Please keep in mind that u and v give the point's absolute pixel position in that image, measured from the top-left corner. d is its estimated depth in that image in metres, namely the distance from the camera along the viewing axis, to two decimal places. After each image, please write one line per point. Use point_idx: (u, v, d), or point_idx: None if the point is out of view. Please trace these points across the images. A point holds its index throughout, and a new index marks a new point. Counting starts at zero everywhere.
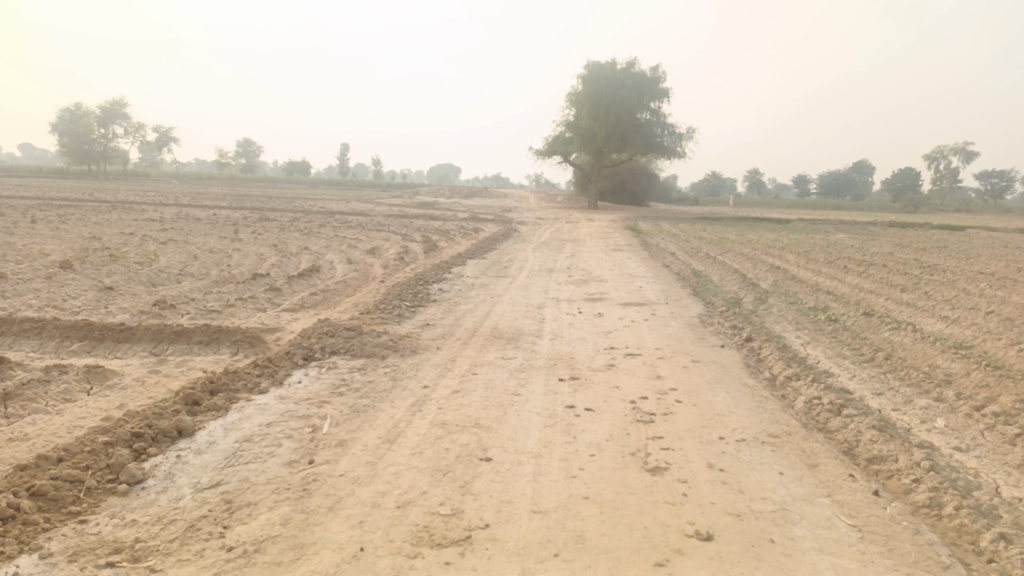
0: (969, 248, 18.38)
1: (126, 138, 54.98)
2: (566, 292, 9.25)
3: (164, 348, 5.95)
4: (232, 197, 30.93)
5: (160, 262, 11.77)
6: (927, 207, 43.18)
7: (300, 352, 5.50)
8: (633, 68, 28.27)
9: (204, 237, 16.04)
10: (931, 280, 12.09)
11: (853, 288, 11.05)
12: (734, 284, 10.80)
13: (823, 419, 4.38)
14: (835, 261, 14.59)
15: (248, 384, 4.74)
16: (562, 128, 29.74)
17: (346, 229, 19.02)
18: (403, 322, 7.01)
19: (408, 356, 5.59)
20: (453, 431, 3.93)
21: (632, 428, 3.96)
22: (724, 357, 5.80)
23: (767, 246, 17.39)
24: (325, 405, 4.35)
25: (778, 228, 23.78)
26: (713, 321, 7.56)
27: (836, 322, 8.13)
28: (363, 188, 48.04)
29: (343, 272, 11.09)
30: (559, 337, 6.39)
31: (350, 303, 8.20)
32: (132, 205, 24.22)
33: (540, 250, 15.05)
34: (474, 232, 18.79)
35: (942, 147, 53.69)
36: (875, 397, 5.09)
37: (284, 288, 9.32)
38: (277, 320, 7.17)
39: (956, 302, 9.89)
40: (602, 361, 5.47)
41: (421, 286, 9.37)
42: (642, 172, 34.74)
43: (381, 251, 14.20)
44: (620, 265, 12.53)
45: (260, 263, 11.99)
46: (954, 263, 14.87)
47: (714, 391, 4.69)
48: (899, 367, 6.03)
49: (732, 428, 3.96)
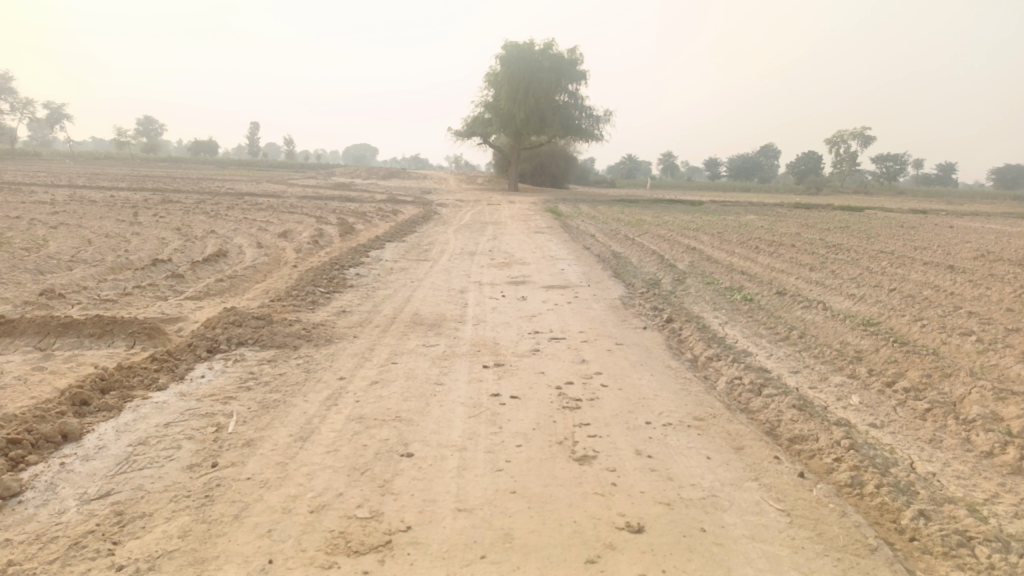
0: (870, 228, 19.26)
1: (12, 114, 51.01)
2: (487, 275, 9.10)
3: (51, 342, 5.45)
4: (132, 177, 29.15)
5: (49, 248, 10.90)
6: (829, 189, 45.19)
7: (204, 344, 5.13)
8: (551, 50, 28.21)
9: (100, 220, 15.02)
10: (836, 260, 12.57)
11: (765, 267, 11.35)
12: (653, 265, 10.91)
13: (745, 399, 4.40)
14: (747, 242, 14.99)
15: (145, 380, 4.37)
16: (481, 109, 29.42)
17: (257, 211, 18.23)
18: (317, 309, 6.69)
19: (323, 346, 5.31)
20: (371, 425, 3.72)
21: (558, 416, 3.85)
22: (647, 339, 5.78)
23: (683, 228, 17.71)
24: (231, 402, 4.05)
25: (692, 209, 24.31)
26: (634, 303, 7.57)
27: (751, 301, 8.29)
28: (276, 169, 46.26)
29: (253, 257, 10.55)
30: (481, 321, 6.23)
31: (261, 290, 7.79)
32: (20, 186, 22.47)
33: (460, 232, 14.83)
34: (393, 214, 18.37)
35: (842, 131, 56.23)
36: (793, 375, 5.16)
37: (188, 275, 8.78)
38: (179, 310, 6.72)
39: (860, 280, 10.28)
40: (526, 346, 5.35)
41: (337, 271, 9.01)
42: (561, 154, 34.86)
43: (294, 234, 13.65)
44: (541, 247, 12.47)
45: (163, 248, 11.29)
46: (857, 242, 15.55)
47: (638, 374, 4.64)
48: (813, 345, 6.17)
49: (658, 412, 3.90)
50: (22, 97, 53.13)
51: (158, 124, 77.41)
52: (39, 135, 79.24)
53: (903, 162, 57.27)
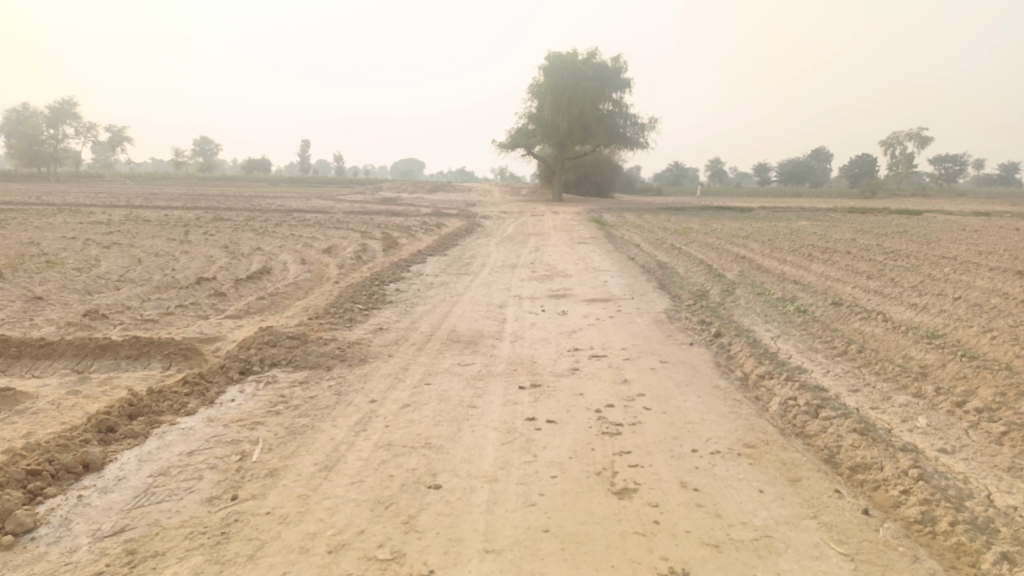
0: (929, 232, 18.47)
1: (76, 138, 52.99)
2: (528, 289, 8.89)
3: (88, 365, 5.44)
4: (185, 196, 29.87)
5: (100, 268, 11.11)
6: (885, 192, 43.83)
7: (237, 366, 5.04)
8: (593, 59, 27.99)
9: (151, 239, 15.32)
10: (895, 266, 12.00)
11: (819, 276, 10.88)
12: (700, 275, 10.56)
13: (800, 423, 4.08)
14: (799, 249, 14.46)
15: (174, 405, 4.29)
16: (524, 120, 29.32)
17: (303, 227, 18.41)
18: (354, 327, 6.57)
19: (356, 366, 5.17)
20: (400, 453, 3.54)
21: (596, 442, 3.61)
22: (694, 356, 5.48)
23: (732, 235, 17.22)
24: (258, 427, 3.92)
25: (740, 216, 23.75)
26: (681, 316, 7.26)
27: (804, 313, 7.90)
28: (324, 185, 46.88)
29: (296, 274, 10.57)
30: (519, 338, 6.01)
31: (300, 308, 7.73)
32: (80, 207, 23.18)
33: (503, 244, 14.70)
34: (436, 227, 18.35)
35: (897, 133, 54.49)
36: (852, 395, 4.81)
37: (230, 293, 8.80)
38: (217, 329, 6.68)
39: (921, 289, 9.75)
40: (565, 365, 5.12)
41: (376, 287, 8.92)
42: (606, 163, 34.53)
43: (338, 250, 13.68)
44: (585, 259, 12.23)
45: (208, 266, 11.40)
46: (916, 248, 14.88)
47: (684, 395, 4.36)
48: (873, 360, 5.78)
49: (705, 438, 3.63)
50: (85, 121, 55.23)
51: (213, 144, 79.51)
52: (101, 156, 82.01)
53: (962, 162, 55.21)
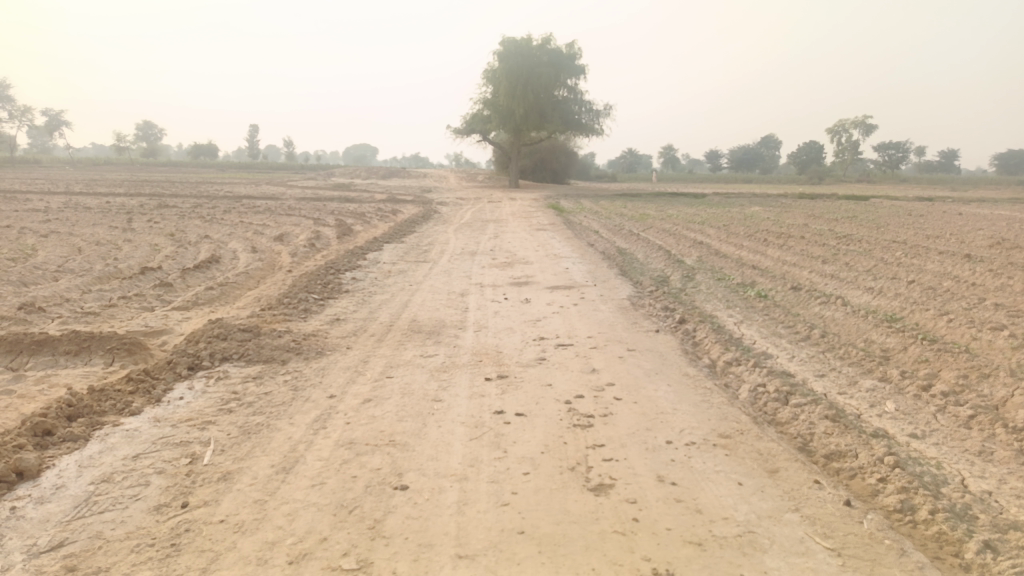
0: (877, 217, 18.88)
1: (11, 122, 50.65)
2: (489, 276, 8.72)
3: (23, 362, 5.09)
4: (129, 182, 28.85)
5: (37, 258, 10.55)
6: (831, 178, 44.81)
7: (185, 361, 4.76)
8: (548, 44, 27.80)
9: (92, 227, 14.65)
10: (848, 251, 12.18)
11: (776, 261, 10.96)
12: (660, 261, 10.53)
13: (772, 411, 4.03)
14: (755, 234, 14.60)
15: (117, 404, 4.01)
16: (479, 106, 29.02)
17: (253, 214, 17.86)
18: (310, 318, 6.31)
19: (313, 359, 4.94)
20: (363, 452, 3.36)
21: (568, 435, 3.49)
22: (661, 343, 5.40)
23: (689, 221, 17.31)
24: (209, 427, 3.69)
25: (695, 202, 23.93)
26: (644, 303, 7.18)
27: (765, 298, 7.91)
28: (275, 171, 45.78)
29: (247, 262, 10.20)
30: (482, 328, 5.85)
31: (252, 298, 7.42)
32: (15, 194, 22.13)
33: (461, 231, 14.48)
34: (392, 214, 18.01)
35: (843, 120, 55.73)
36: (820, 380, 4.79)
37: (177, 283, 8.43)
38: (164, 322, 6.35)
39: (876, 273, 9.89)
40: (531, 354, 4.97)
41: (332, 276, 8.64)
42: (561, 149, 34.45)
43: (290, 237, 13.28)
44: (544, 245, 12.11)
45: (154, 255, 10.93)
46: (866, 232, 15.18)
47: (654, 384, 4.26)
48: (836, 345, 5.79)
49: (679, 429, 3.53)
50: (20, 105, 52.79)
51: (157, 128, 76.89)
52: (38, 142, 78.58)
53: (904, 149, 56.78)
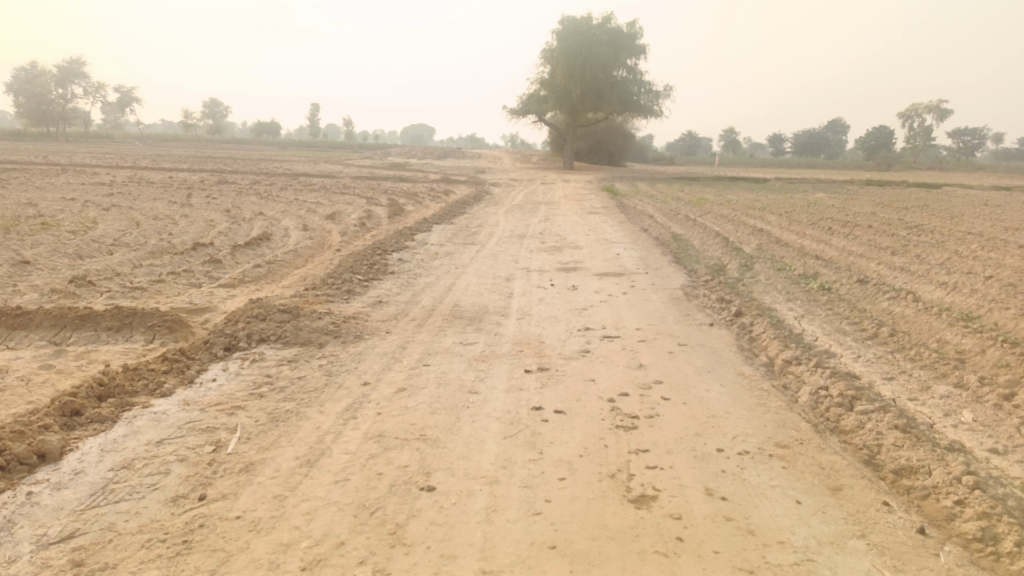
0: (951, 207, 17.90)
1: (85, 98, 52.38)
2: (537, 261, 8.48)
3: (66, 336, 5.10)
4: (193, 159, 29.47)
5: (96, 231, 10.75)
6: (900, 165, 42.92)
7: (222, 341, 4.67)
8: (608, 22, 27.14)
9: (153, 202, 14.94)
10: (920, 242, 11.50)
11: (841, 251, 10.41)
12: (717, 249, 10.10)
13: (834, 418, 3.70)
14: (819, 222, 13.95)
15: (149, 385, 3.94)
16: (536, 86, 28.61)
17: (308, 192, 17.97)
18: (351, 300, 6.19)
19: (351, 344, 4.80)
20: (391, 447, 3.18)
21: (610, 438, 3.25)
22: (715, 338, 5.08)
23: (748, 207, 16.70)
24: (238, 413, 3.58)
25: (755, 187, 23.16)
26: (699, 293, 6.84)
27: (829, 291, 7.46)
28: (333, 150, 46.33)
29: (296, 240, 10.20)
30: (526, 315, 5.62)
31: (298, 277, 7.36)
32: (85, 167, 22.83)
33: (512, 213, 14.26)
34: (444, 194, 17.91)
35: (916, 104, 53.26)
36: (887, 384, 4.41)
37: (225, 259, 8.43)
38: (208, 299, 6.31)
39: (950, 266, 9.28)
40: (575, 346, 4.73)
41: (379, 256, 8.53)
42: (618, 131, 33.80)
43: (342, 216, 13.27)
44: (596, 230, 11.78)
45: (207, 231, 11.02)
46: (939, 223, 14.38)
47: (705, 384, 3.98)
48: (907, 345, 5.36)
49: (731, 435, 3.25)
50: (94, 82, 54.55)
51: (222, 106, 78.55)
52: (111, 119, 81.28)
53: (981, 135, 54.11)
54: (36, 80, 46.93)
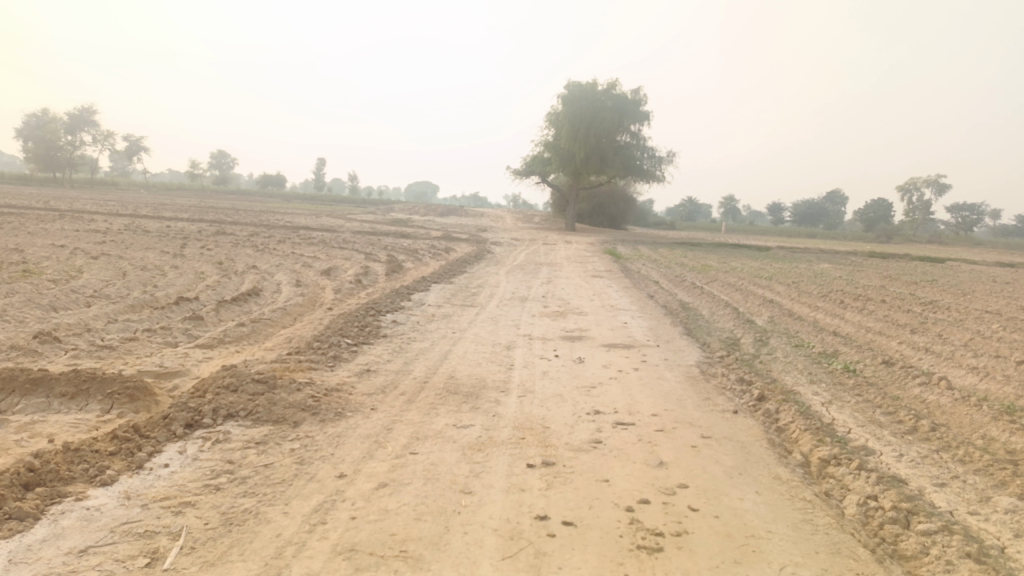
0: (960, 282, 17.50)
1: (92, 145, 52.65)
2: (539, 327, 7.96)
3: (14, 403, 4.53)
4: (194, 208, 29.24)
5: (78, 280, 10.26)
6: (900, 237, 42.93)
7: (183, 417, 4.11)
8: (613, 88, 27.27)
9: (145, 251, 14.53)
10: (937, 320, 11.03)
11: (857, 327, 9.89)
12: (728, 320, 9.61)
13: (891, 539, 3.15)
14: (830, 295, 13.50)
15: (90, 471, 3.37)
16: (540, 148, 28.64)
17: (306, 245, 17.61)
18: (337, 368, 5.65)
19: (330, 423, 4.24)
20: (364, 568, 2.61)
21: (630, 564, 2.69)
22: (740, 430, 4.51)
23: (754, 276, 16.33)
24: (186, 511, 3.01)
25: (759, 255, 22.86)
26: (716, 372, 6.30)
27: (853, 373, 6.93)
28: (336, 204, 46.26)
29: (287, 297, 9.72)
30: (529, 393, 5.07)
31: (282, 339, 6.83)
32: (83, 213, 22.55)
33: (514, 274, 13.84)
34: (445, 252, 17.53)
35: (915, 179, 53.66)
36: (941, 493, 3.83)
37: (209, 316, 7.92)
38: (181, 362, 5.77)
39: (976, 348, 8.74)
40: (584, 434, 4.17)
41: (372, 318, 8.02)
42: (621, 194, 33.72)
43: (338, 272, 12.82)
44: (601, 295, 11.32)
45: (195, 284, 10.55)
46: (953, 299, 13.95)
47: (738, 491, 3.43)
48: (953, 442, 4.80)
49: (778, 566, 2.71)
50: (104, 130, 55.03)
51: (230, 158, 79.15)
52: (118, 166, 81.73)
53: (980, 211, 54.44)
54: (46, 126, 47.33)
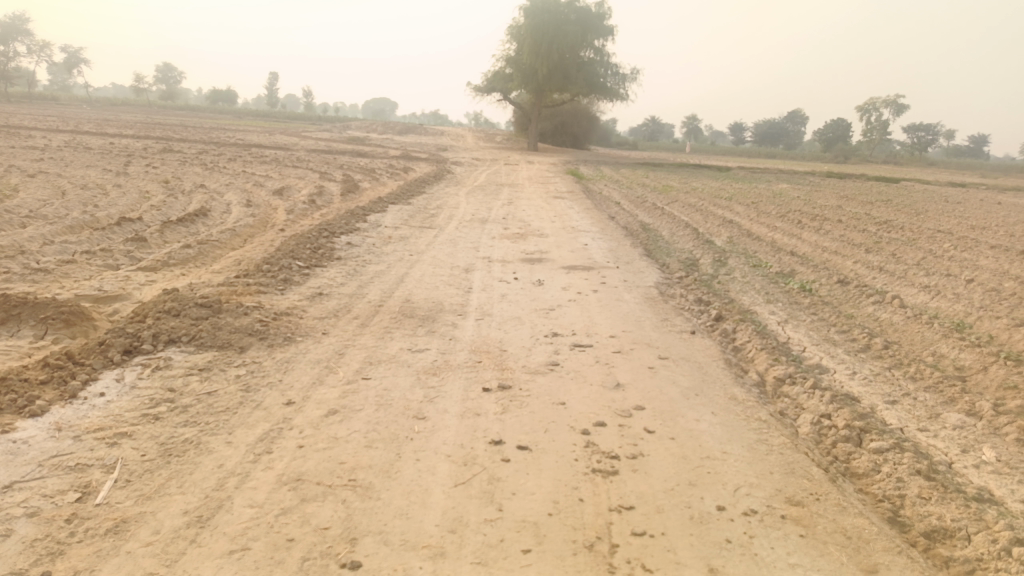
0: (913, 203, 17.71)
1: (28, 57, 49.55)
2: (499, 249, 7.80)
3: None
4: (139, 124, 27.86)
5: (12, 200, 9.70)
6: (857, 158, 43.22)
7: (121, 343, 3.91)
8: (577, 1, 26.33)
9: (86, 169, 13.81)
10: (892, 240, 11.15)
11: (814, 247, 9.95)
12: (687, 241, 9.56)
13: (843, 458, 3.17)
14: (788, 215, 13.55)
15: (18, 402, 3.17)
16: (502, 63, 27.76)
17: (258, 164, 16.96)
18: (287, 292, 5.44)
19: (278, 349, 4.08)
20: (310, 498, 2.51)
21: (585, 488, 2.64)
22: (698, 350, 4.49)
23: (714, 196, 16.30)
24: (122, 443, 2.86)
25: (719, 176, 22.82)
26: (675, 293, 6.26)
27: (809, 292, 6.97)
28: (291, 121, 44.63)
29: (236, 217, 9.35)
30: (486, 316, 4.96)
31: (231, 261, 6.56)
32: (19, 130, 21.33)
33: (474, 194, 13.56)
34: (403, 172, 17.06)
35: (874, 99, 53.76)
36: (891, 410, 3.87)
37: (153, 237, 7.56)
38: (122, 286, 5.49)
39: (927, 267, 8.86)
40: (541, 357, 4.09)
41: (325, 239, 7.75)
42: (584, 113, 33.12)
43: (291, 192, 12.37)
44: (562, 216, 11.15)
45: (139, 204, 10.09)
46: (906, 219, 14.13)
47: (694, 413, 3.40)
48: (904, 360, 4.85)
49: (732, 487, 2.71)
50: (39, 41, 51.71)
51: (176, 72, 75.56)
52: (57, 79, 77.32)
53: (935, 132, 54.95)
54: None
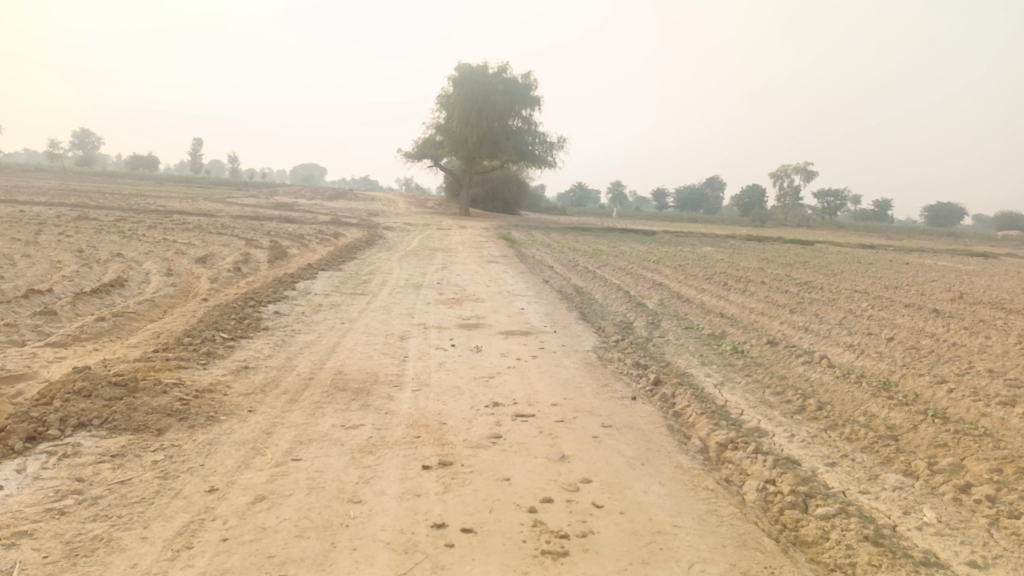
0: (829, 264, 18.55)
1: None
2: (434, 316, 7.67)
3: None
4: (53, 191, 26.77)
5: None
6: (773, 221, 45.29)
7: (22, 429, 3.56)
8: (504, 73, 27.10)
9: None
10: (813, 300, 11.56)
11: (741, 309, 10.20)
12: (621, 304, 9.67)
13: (793, 526, 3.12)
14: (715, 277, 13.94)
15: None
16: (432, 131, 28.12)
17: (182, 231, 16.44)
18: (211, 366, 5.15)
19: (200, 429, 3.81)
20: None
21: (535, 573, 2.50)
22: (640, 417, 4.44)
23: (642, 259, 16.66)
24: (18, 545, 2.55)
25: (646, 240, 23.43)
26: (613, 357, 6.24)
27: (742, 353, 7.08)
28: (216, 187, 43.81)
29: (157, 287, 8.94)
30: (423, 386, 4.79)
31: (149, 334, 6.20)
32: None
33: (406, 260, 13.45)
34: (334, 238, 16.84)
35: (786, 167, 56.84)
36: (832, 473, 3.87)
37: (64, 310, 7.11)
38: (26, 364, 5.09)
39: (849, 326, 9.18)
40: (483, 429, 3.95)
41: (253, 308, 7.46)
42: (514, 179, 33.73)
43: (216, 259, 11.98)
44: (496, 281, 11.14)
45: (50, 274, 9.54)
46: (824, 279, 14.75)
47: (642, 484, 3.31)
48: (838, 420, 4.92)
49: (686, 563, 2.61)
50: None
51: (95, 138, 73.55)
52: None
53: (843, 197, 58.30)
54: None
